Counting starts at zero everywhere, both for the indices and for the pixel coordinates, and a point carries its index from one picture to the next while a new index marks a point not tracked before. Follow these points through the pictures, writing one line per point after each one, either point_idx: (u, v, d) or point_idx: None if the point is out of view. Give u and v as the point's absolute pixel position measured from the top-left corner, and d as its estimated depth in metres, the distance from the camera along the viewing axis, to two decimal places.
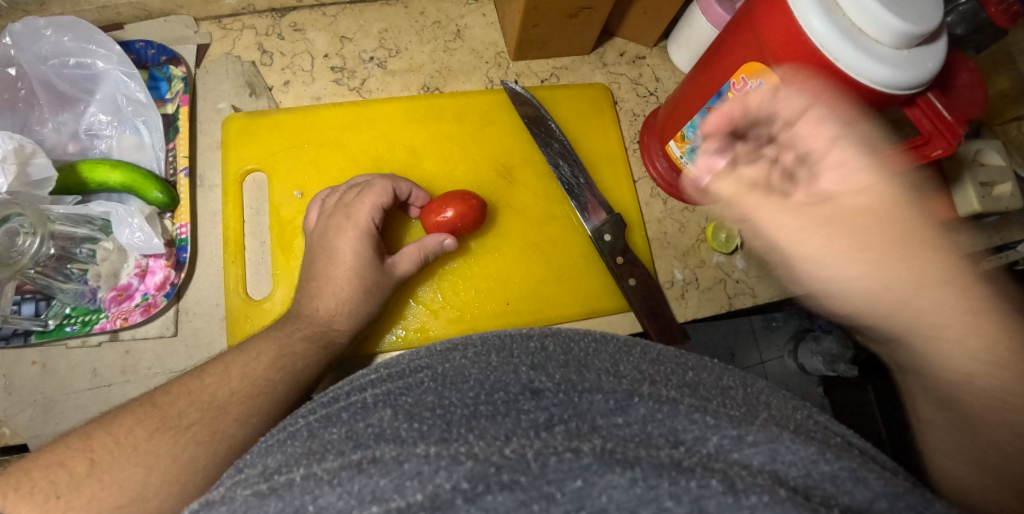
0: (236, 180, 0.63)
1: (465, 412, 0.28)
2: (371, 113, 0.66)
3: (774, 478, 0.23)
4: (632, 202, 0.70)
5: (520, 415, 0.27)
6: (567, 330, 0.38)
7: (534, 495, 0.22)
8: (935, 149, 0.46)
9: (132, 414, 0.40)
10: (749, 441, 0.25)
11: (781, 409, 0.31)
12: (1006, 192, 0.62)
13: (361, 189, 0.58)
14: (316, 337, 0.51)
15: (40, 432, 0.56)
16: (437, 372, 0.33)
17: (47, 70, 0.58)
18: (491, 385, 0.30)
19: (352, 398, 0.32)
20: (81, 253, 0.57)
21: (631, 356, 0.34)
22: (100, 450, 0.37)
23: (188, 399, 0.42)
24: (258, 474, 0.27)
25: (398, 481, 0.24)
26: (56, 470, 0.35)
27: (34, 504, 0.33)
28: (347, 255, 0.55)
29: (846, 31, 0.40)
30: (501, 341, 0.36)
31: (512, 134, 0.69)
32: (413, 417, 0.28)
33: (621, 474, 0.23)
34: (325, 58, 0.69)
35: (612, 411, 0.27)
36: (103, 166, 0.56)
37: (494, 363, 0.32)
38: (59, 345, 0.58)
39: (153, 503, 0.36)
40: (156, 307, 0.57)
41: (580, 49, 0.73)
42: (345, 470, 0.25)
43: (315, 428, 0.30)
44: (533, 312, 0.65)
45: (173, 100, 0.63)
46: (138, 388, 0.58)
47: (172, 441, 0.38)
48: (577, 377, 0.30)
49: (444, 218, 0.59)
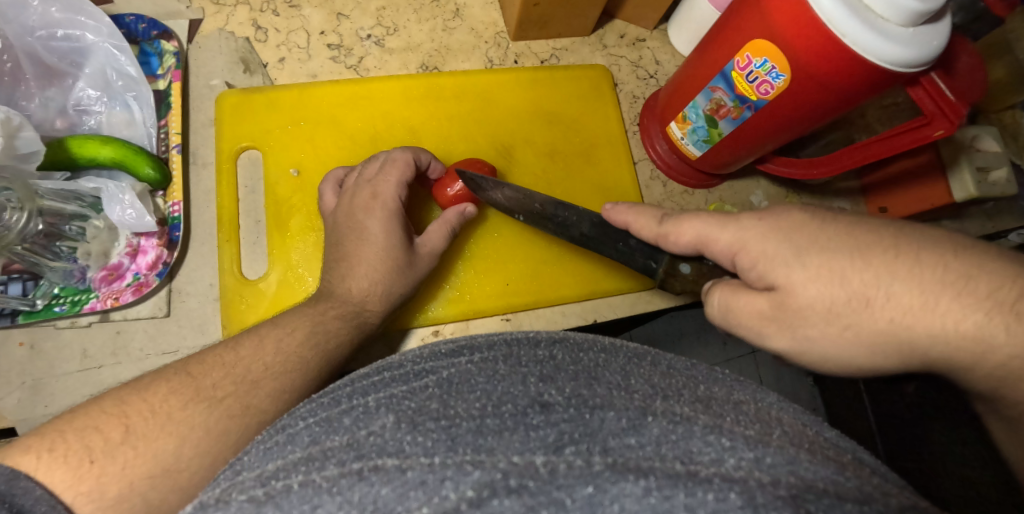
0: (231, 156, 0.61)
1: (471, 425, 0.27)
2: (369, 91, 0.65)
3: (795, 490, 0.22)
4: (632, 183, 0.69)
5: (528, 431, 0.27)
6: (576, 336, 0.38)
7: (543, 500, 0.23)
8: (937, 130, 0.46)
9: (167, 382, 0.41)
10: (767, 462, 0.24)
11: (793, 425, 0.29)
12: (1001, 178, 0.62)
13: (384, 162, 0.57)
14: (350, 318, 0.51)
15: (29, 415, 0.54)
16: (443, 377, 0.32)
17: (33, 41, 0.56)
18: (498, 397, 0.29)
19: (353, 402, 0.32)
20: (70, 230, 0.55)
21: (642, 368, 0.33)
22: (134, 417, 0.38)
23: (222, 372, 0.43)
24: (254, 479, 0.28)
25: (402, 490, 0.24)
26: (91, 434, 0.36)
27: (69, 468, 0.33)
28: (376, 234, 0.54)
29: (853, 7, 0.40)
30: (508, 346, 0.36)
31: (513, 115, 0.68)
32: (417, 428, 0.28)
33: (635, 482, 0.23)
34: (321, 36, 0.67)
35: (624, 430, 0.26)
36: (93, 142, 0.55)
37: (501, 372, 0.32)
38: (47, 326, 0.56)
39: (186, 474, 0.38)
40: (148, 287, 0.56)
41: (580, 30, 0.72)
42: (345, 478, 0.25)
43: (316, 434, 0.30)
44: (533, 293, 0.64)
45: (165, 76, 0.61)
46: (129, 370, 0.56)
47: (206, 412, 0.40)
48: (588, 392, 0.29)
49: (456, 192, 0.60)
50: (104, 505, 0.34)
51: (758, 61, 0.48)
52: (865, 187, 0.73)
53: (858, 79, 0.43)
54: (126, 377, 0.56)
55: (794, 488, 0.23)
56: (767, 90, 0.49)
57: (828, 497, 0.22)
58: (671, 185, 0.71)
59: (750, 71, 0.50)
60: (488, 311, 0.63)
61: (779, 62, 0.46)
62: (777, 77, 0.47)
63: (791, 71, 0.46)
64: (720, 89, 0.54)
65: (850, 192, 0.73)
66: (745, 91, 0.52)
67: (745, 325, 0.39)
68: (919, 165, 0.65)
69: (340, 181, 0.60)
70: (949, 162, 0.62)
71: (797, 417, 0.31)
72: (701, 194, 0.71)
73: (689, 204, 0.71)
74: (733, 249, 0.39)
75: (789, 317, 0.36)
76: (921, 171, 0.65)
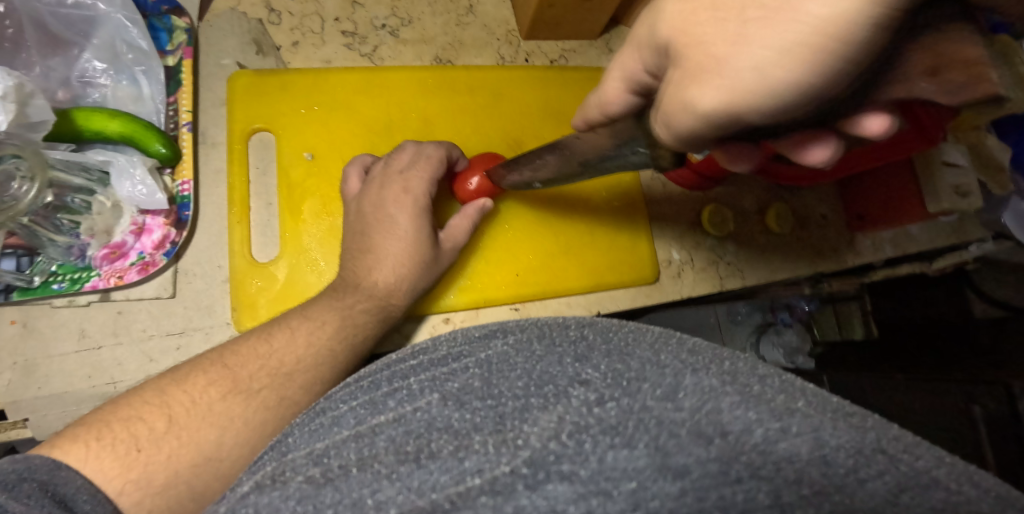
0: (243, 136, 0.61)
1: (517, 404, 0.29)
2: (384, 80, 0.66)
3: (817, 486, 0.25)
4: (635, 184, 0.72)
5: (568, 398, 0.29)
6: (603, 321, 0.39)
7: (593, 489, 0.24)
8: (920, 144, 0.53)
9: (205, 373, 0.42)
10: (793, 432, 0.27)
11: (816, 393, 0.32)
12: (972, 190, 0.69)
13: (415, 157, 0.58)
14: (377, 311, 0.53)
15: (20, 398, 0.52)
16: (481, 359, 0.34)
17: (41, 7, 0.54)
18: (538, 375, 0.31)
19: (393, 386, 0.34)
20: (73, 204, 0.53)
21: (670, 347, 0.34)
22: (176, 407, 0.39)
23: (259, 363, 0.44)
24: (305, 456, 0.30)
25: (459, 477, 0.26)
26: (136, 423, 0.37)
27: (117, 455, 0.35)
28: (406, 229, 0.56)
29: None
30: (540, 329, 0.37)
31: (524, 112, 0.70)
32: (463, 406, 0.30)
33: (672, 482, 0.24)
34: (335, 22, 0.67)
35: (661, 397, 0.29)
36: (101, 115, 0.53)
37: (538, 353, 0.34)
38: (41, 305, 0.54)
39: (226, 463, 0.39)
40: (155, 266, 0.55)
41: (589, 33, 0.75)
42: (403, 465, 0.27)
43: (362, 415, 0.32)
44: (542, 284, 0.66)
45: (175, 52, 0.60)
46: (131, 352, 0.55)
47: (244, 403, 0.42)
48: (623, 366, 0.31)
49: (473, 185, 0.61)
50: (153, 491, 0.35)
51: None
52: (846, 197, 0.80)
53: None
54: (128, 359, 0.55)
55: (817, 484, 0.25)
56: None
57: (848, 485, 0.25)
58: (670, 186, 0.75)
59: None
60: (497, 301, 0.64)
61: None
62: None
63: None
64: None
65: (831, 199, 0.80)
66: None
67: (679, 122, 0.25)
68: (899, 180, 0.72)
69: (366, 166, 0.60)
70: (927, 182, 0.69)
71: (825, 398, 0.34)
72: (696, 196, 0.75)
73: (685, 205, 0.74)
74: (637, 51, 0.28)
75: (701, 57, 0.22)
76: (900, 185, 0.72)
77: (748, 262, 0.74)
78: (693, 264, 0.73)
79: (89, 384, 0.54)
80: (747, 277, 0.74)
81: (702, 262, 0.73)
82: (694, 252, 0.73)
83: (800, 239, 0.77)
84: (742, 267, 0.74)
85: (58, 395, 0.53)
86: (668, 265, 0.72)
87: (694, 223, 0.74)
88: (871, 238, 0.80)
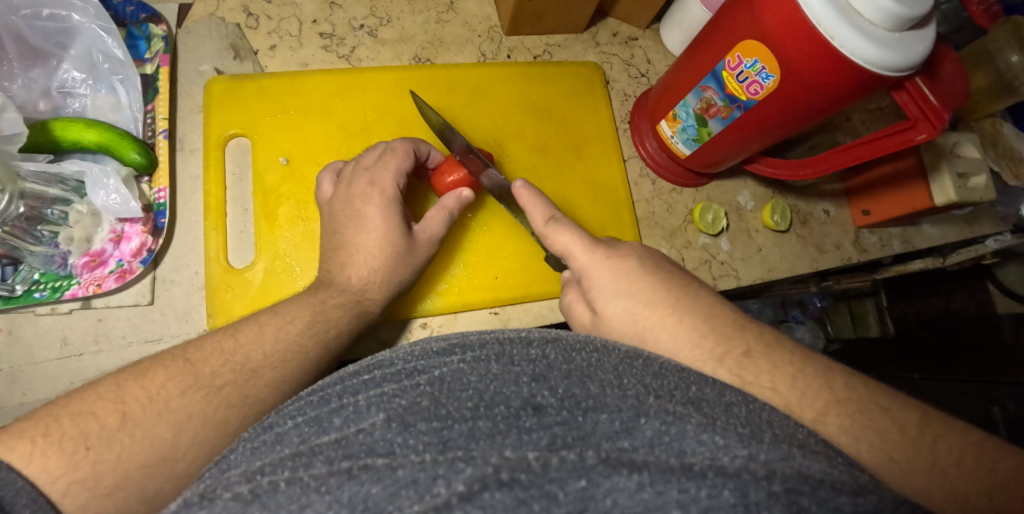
0: (218, 143, 0.61)
1: (464, 427, 0.27)
2: (360, 82, 0.65)
3: (790, 484, 0.24)
4: (621, 180, 0.70)
5: (521, 434, 0.26)
6: (569, 335, 0.36)
7: (535, 494, 0.24)
8: (920, 133, 0.47)
9: (166, 368, 0.42)
10: (760, 459, 0.25)
11: (785, 428, 0.29)
12: (979, 183, 0.67)
13: (382, 152, 0.58)
14: (351, 306, 0.52)
15: (5, 404, 0.53)
16: (434, 377, 0.31)
17: (17, 20, 0.55)
18: (490, 396, 0.29)
19: (342, 401, 0.31)
20: (52, 215, 0.54)
21: (634, 369, 0.32)
22: (131, 403, 0.39)
23: (221, 359, 0.44)
24: (239, 474, 0.27)
25: (392, 489, 0.24)
26: (87, 419, 0.37)
27: (64, 454, 0.35)
28: (375, 222, 0.55)
29: (842, 11, 0.40)
30: (500, 345, 0.34)
31: (504, 109, 0.68)
32: (408, 429, 0.27)
33: (629, 477, 0.24)
34: (313, 24, 0.67)
35: (617, 433, 0.26)
36: (77, 125, 0.54)
37: (493, 372, 0.31)
38: (25, 312, 0.55)
39: (182, 463, 0.39)
40: (131, 274, 0.55)
41: (574, 27, 0.72)
42: (334, 477, 0.25)
43: (305, 434, 0.29)
44: (521, 287, 0.64)
45: (152, 60, 0.60)
46: (112, 359, 0.56)
47: (205, 400, 0.41)
48: (581, 391, 0.29)
49: (454, 180, 0.60)
50: (100, 493, 0.35)
51: (749, 61, 0.49)
52: (848, 190, 0.76)
53: (842, 80, 0.44)
54: (108, 366, 0.55)
55: (789, 481, 0.24)
56: (756, 90, 0.50)
57: (823, 489, 0.24)
58: (660, 183, 0.72)
59: (740, 71, 0.50)
60: (476, 305, 0.63)
61: (768, 62, 0.47)
62: (767, 77, 0.48)
63: (780, 72, 0.46)
64: (711, 89, 0.55)
65: (834, 194, 0.76)
66: (735, 91, 0.52)
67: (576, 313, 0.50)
68: (901, 169, 0.68)
69: (338, 170, 0.60)
70: (931, 169, 0.65)
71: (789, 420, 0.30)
72: (688, 192, 0.72)
73: (677, 202, 0.72)
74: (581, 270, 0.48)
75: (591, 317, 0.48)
76: (903, 175, 0.69)
77: (744, 260, 0.71)
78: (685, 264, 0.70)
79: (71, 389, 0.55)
80: (742, 276, 0.71)
81: (694, 262, 0.70)
82: (685, 251, 0.70)
83: (801, 236, 0.74)
84: (737, 266, 0.71)
85: (41, 399, 0.54)
86: None
87: (684, 220, 0.72)
88: (877, 234, 0.76)
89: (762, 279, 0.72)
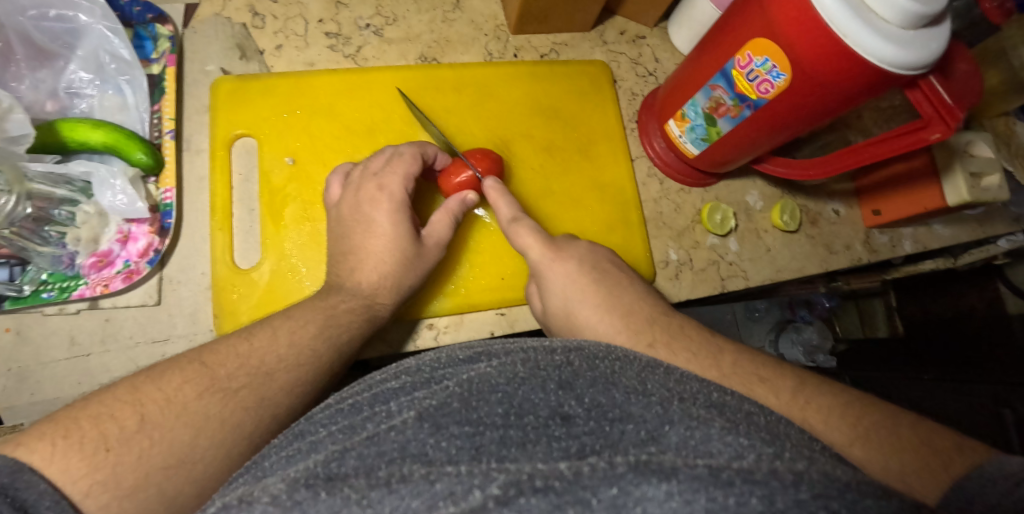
0: (225, 143, 0.61)
1: (495, 435, 0.27)
2: (366, 82, 0.65)
3: (817, 489, 0.23)
4: (629, 180, 0.70)
5: (551, 442, 0.26)
6: (590, 345, 0.36)
7: (569, 499, 0.23)
8: (933, 133, 0.46)
9: (182, 371, 0.42)
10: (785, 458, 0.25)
11: (801, 440, 0.29)
12: (992, 184, 0.66)
13: (390, 156, 0.58)
14: (362, 311, 0.52)
15: (15, 403, 0.53)
16: (462, 381, 0.31)
17: (25, 21, 0.55)
18: (519, 403, 0.28)
19: (375, 409, 0.31)
20: (59, 215, 0.54)
21: (656, 376, 0.32)
22: (150, 405, 0.39)
23: (238, 362, 0.44)
24: (276, 480, 0.27)
25: (431, 502, 0.23)
26: (106, 421, 0.37)
27: (85, 455, 0.34)
28: (384, 226, 0.55)
29: (855, 8, 0.40)
30: (526, 352, 0.34)
31: (511, 109, 0.68)
32: (440, 431, 0.27)
33: (658, 485, 0.23)
34: (319, 24, 0.67)
35: (643, 441, 0.26)
36: (84, 126, 0.54)
37: (520, 375, 0.31)
38: (33, 312, 0.55)
39: (199, 465, 0.39)
40: (138, 274, 0.55)
41: (580, 25, 0.72)
42: (374, 490, 0.24)
43: (340, 440, 0.29)
44: (528, 288, 0.64)
45: (159, 60, 0.60)
46: (118, 359, 0.55)
47: (221, 402, 0.41)
48: (608, 398, 0.29)
49: (462, 179, 0.59)
50: (121, 494, 0.35)
51: (759, 59, 0.48)
52: (859, 189, 0.75)
53: (856, 78, 0.43)
54: (115, 366, 0.55)
55: (818, 486, 0.23)
56: (767, 89, 0.49)
57: (851, 491, 0.23)
58: (667, 183, 0.72)
59: (750, 70, 0.50)
60: (482, 305, 0.63)
61: (779, 61, 0.46)
62: (777, 76, 0.47)
63: (791, 72, 0.46)
64: (720, 87, 0.54)
65: (844, 194, 0.76)
66: (745, 90, 0.52)
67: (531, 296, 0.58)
68: (913, 168, 0.67)
69: (347, 172, 0.59)
70: (944, 168, 0.64)
71: (803, 433, 0.30)
72: (697, 192, 0.72)
73: (684, 202, 0.71)
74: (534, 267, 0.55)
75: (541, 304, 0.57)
76: (915, 174, 0.67)
77: (753, 261, 0.70)
78: (692, 265, 0.69)
79: (78, 389, 0.55)
80: (751, 277, 0.70)
81: (702, 263, 0.70)
82: (693, 252, 0.70)
83: (810, 236, 0.73)
84: (746, 267, 0.70)
85: (49, 399, 0.54)
86: (665, 266, 0.69)
87: (692, 220, 0.71)
88: (889, 234, 0.75)
89: (770, 280, 0.71)
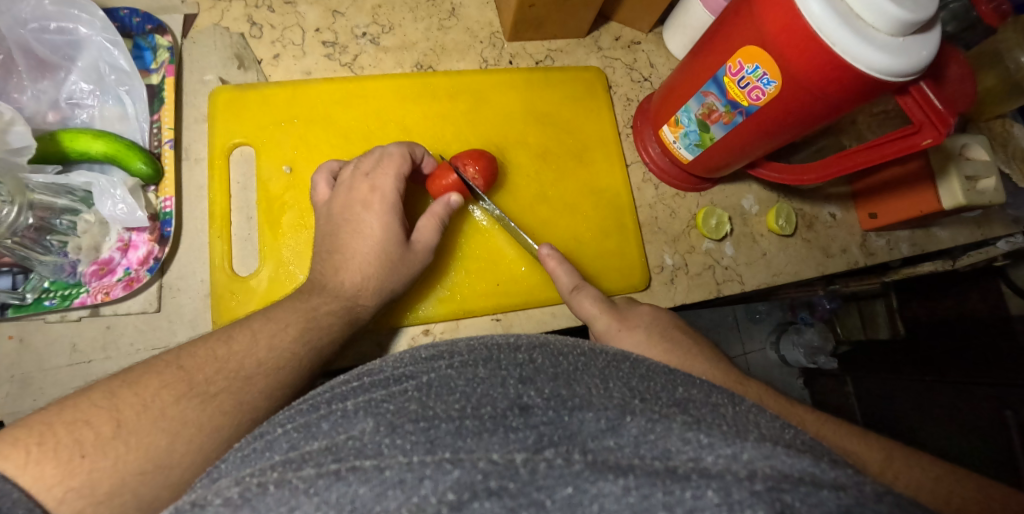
0: (223, 152, 0.62)
1: (450, 426, 0.27)
2: (363, 90, 0.65)
3: (771, 482, 0.23)
4: (623, 185, 0.70)
5: (507, 433, 0.26)
6: (556, 340, 0.37)
7: (524, 502, 0.23)
8: (925, 138, 0.46)
9: (159, 375, 0.42)
10: (743, 458, 0.25)
11: (772, 429, 0.29)
12: (987, 188, 0.65)
13: (380, 157, 0.58)
14: (342, 313, 0.53)
15: (17, 409, 0.54)
16: (422, 382, 0.31)
17: (27, 34, 0.56)
18: (477, 399, 0.29)
19: (331, 407, 0.30)
20: (61, 225, 0.55)
21: (621, 372, 0.32)
22: (126, 411, 0.39)
23: (216, 367, 0.44)
24: (230, 482, 0.26)
25: (380, 489, 0.24)
26: (80, 427, 0.37)
27: (59, 462, 0.34)
28: (373, 227, 0.56)
29: (843, 15, 0.40)
30: (488, 350, 0.34)
31: (506, 116, 0.69)
32: (396, 430, 0.27)
33: (614, 482, 0.24)
34: (316, 33, 0.67)
35: (603, 432, 0.26)
36: (85, 136, 0.55)
37: (481, 376, 0.31)
38: (36, 319, 0.56)
39: (176, 470, 0.39)
40: (139, 282, 0.56)
41: (575, 32, 0.72)
42: (322, 478, 0.24)
43: (294, 440, 0.28)
44: (523, 294, 0.65)
45: (158, 70, 0.62)
46: (120, 365, 0.56)
47: (199, 407, 0.42)
48: (566, 393, 0.29)
49: (449, 182, 0.60)
50: (96, 500, 0.35)
51: (750, 67, 0.48)
52: (855, 193, 0.76)
53: (846, 86, 0.43)
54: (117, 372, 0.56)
55: (771, 480, 0.23)
56: (758, 97, 0.50)
57: (804, 485, 0.24)
58: (663, 187, 0.72)
59: (741, 77, 0.50)
60: (477, 311, 0.63)
61: (770, 69, 0.46)
62: (768, 83, 0.48)
63: (782, 79, 0.46)
64: (712, 94, 0.54)
65: (840, 197, 0.76)
66: (737, 97, 0.52)
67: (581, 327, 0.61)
68: (909, 171, 0.67)
69: (334, 172, 0.60)
70: (940, 172, 0.64)
71: (774, 421, 0.30)
72: (692, 197, 0.72)
73: (680, 207, 0.72)
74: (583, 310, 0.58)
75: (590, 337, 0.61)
76: (911, 177, 0.67)
77: (748, 266, 0.71)
78: (688, 269, 0.70)
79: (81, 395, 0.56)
80: (746, 282, 0.70)
81: (698, 267, 0.70)
82: (688, 256, 0.70)
83: (806, 240, 0.73)
84: (741, 271, 0.70)
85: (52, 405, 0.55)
86: (661, 271, 0.69)
87: (688, 225, 0.71)
88: (885, 237, 0.75)
89: (766, 284, 0.71)
